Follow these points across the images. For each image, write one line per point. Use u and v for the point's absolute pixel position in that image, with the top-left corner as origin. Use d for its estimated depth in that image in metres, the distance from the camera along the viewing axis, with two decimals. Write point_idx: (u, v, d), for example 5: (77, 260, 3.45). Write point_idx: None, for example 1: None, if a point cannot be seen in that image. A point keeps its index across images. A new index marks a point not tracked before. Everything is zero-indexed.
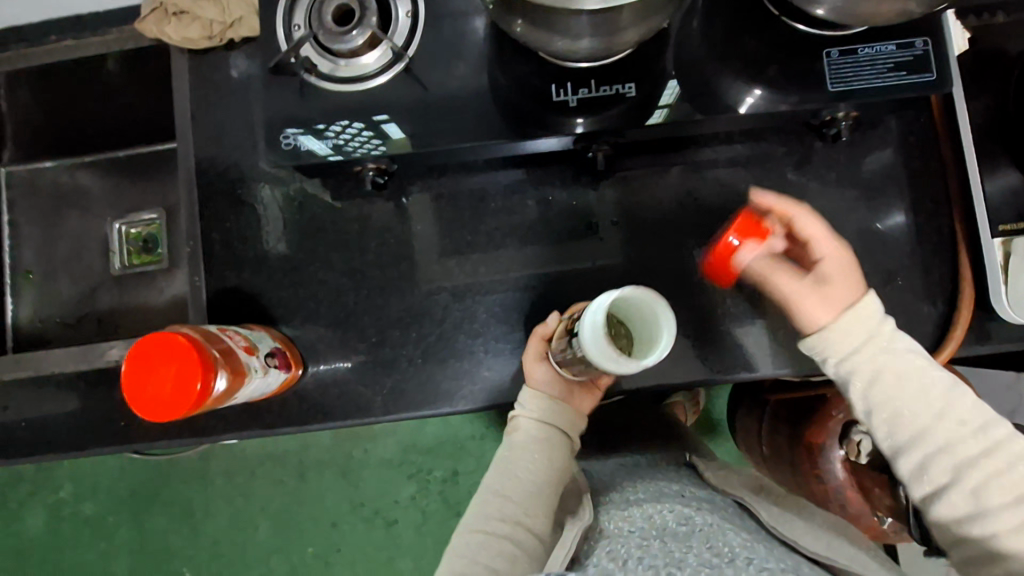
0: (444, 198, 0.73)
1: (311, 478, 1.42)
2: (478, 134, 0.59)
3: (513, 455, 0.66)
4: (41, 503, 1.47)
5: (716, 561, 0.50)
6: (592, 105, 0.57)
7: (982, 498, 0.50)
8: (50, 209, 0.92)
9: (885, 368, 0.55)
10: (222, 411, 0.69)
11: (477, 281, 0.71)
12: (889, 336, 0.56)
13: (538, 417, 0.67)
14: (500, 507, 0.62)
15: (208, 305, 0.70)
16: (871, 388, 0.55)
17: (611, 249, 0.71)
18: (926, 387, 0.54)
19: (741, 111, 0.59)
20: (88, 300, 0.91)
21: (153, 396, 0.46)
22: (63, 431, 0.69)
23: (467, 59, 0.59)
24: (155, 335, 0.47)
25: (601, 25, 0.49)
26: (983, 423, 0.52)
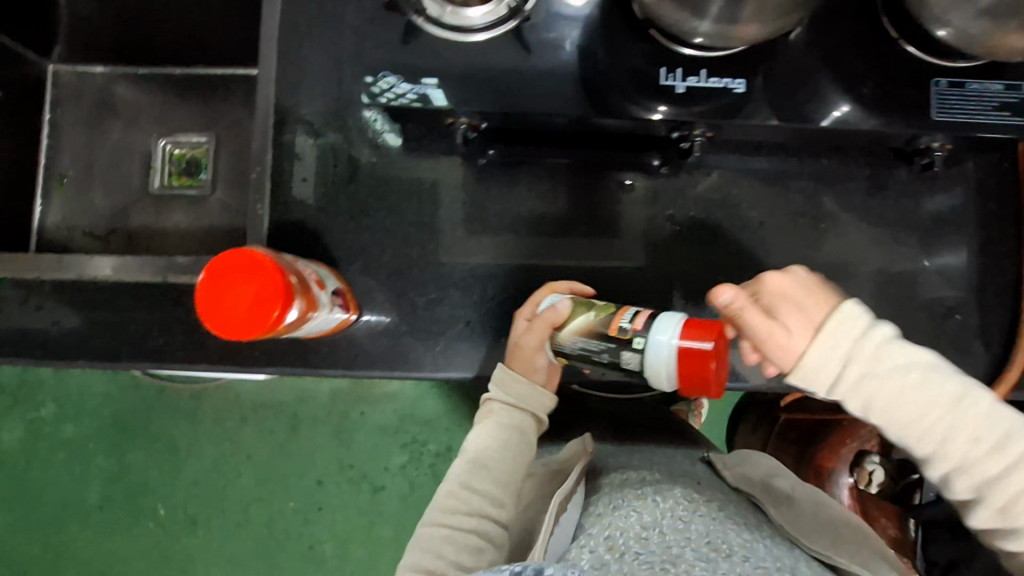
0: (524, 166, 0.73)
1: (302, 432, 1.40)
2: (578, 105, 0.59)
3: (483, 444, 0.66)
4: (19, 417, 1.42)
5: (710, 554, 0.51)
6: (697, 95, 0.57)
7: (1013, 515, 0.53)
8: (95, 115, 0.89)
9: (888, 389, 0.53)
10: (263, 344, 0.67)
11: (546, 254, 0.72)
12: (881, 350, 0.53)
13: (515, 403, 0.68)
14: (467, 502, 0.63)
15: (269, 234, 0.69)
16: (880, 412, 0.54)
17: (683, 242, 0.72)
18: (933, 404, 0.53)
19: (826, 123, 0.59)
20: (122, 214, 0.88)
21: (228, 314, 0.45)
22: (93, 341, 0.67)
23: (579, 29, 0.59)
24: (232, 253, 0.46)
25: (729, 11, 0.48)
26: (1000, 438, 0.53)
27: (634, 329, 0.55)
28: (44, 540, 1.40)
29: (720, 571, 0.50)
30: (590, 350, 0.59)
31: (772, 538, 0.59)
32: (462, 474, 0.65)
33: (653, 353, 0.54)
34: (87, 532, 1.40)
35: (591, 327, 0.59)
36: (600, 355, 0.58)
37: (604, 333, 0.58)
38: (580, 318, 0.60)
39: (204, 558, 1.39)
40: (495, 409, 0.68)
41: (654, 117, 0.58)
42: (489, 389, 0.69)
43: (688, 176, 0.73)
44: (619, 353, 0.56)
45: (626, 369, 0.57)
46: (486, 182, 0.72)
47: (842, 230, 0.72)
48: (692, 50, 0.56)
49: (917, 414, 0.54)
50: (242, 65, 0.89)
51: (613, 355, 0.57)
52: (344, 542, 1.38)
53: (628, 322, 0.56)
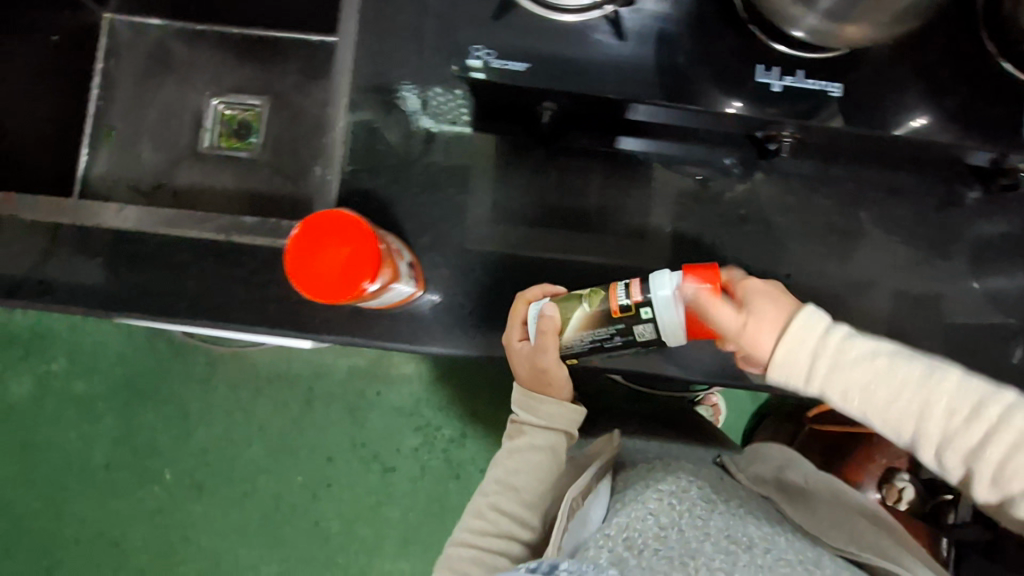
0: (599, 156, 0.72)
1: (317, 407, 1.39)
2: (666, 90, 0.58)
3: (514, 466, 0.71)
4: (29, 370, 1.40)
5: (730, 546, 0.53)
6: (793, 96, 0.57)
7: (1006, 485, 0.50)
8: (148, 69, 0.88)
9: (860, 375, 0.52)
10: (323, 311, 0.65)
11: (613, 243, 0.71)
12: (843, 343, 0.53)
13: (544, 422, 0.72)
14: (495, 524, 0.68)
15: (336, 202, 0.68)
16: (858, 401, 0.53)
17: (755, 242, 0.72)
18: (903, 382, 0.52)
19: (900, 132, 0.58)
20: (169, 170, 0.86)
21: (319, 272, 0.45)
22: (142, 294, 0.64)
23: (675, 18, 0.59)
24: (327, 213, 0.46)
25: (842, 7, 0.46)
26: (974, 405, 0.51)
27: (636, 302, 0.54)
28: (45, 497, 1.37)
29: (741, 563, 0.52)
30: (599, 338, 0.58)
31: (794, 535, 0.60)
32: (492, 495, 0.70)
33: (667, 316, 0.53)
34: (90, 492, 1.37)
35: (590, 319, 0.58)
36: (611, 339, 0.57)
37: (608, 318, 0.57)
38: (577, 313, 0.58)
39: (207, 527, 1.36)
40: (526, 429, 0.73)
41: (728, 109, 0.57)
42: (518, 409, 0.73)
43: (762, 177, 0.72)
44: (630, 330, 0.55)
45: (641, 341, 0.56)
46: (556, 169, 0.72)
47: (909, 245, 0.72)
48: (788, 48, 0.57)
49: (890, 397, 0.52)
50: (303, 31, 0.88)
51: (626, 335, 0.56)
52: (351, 521, 1.36)
53: (626, 296, 0.55)
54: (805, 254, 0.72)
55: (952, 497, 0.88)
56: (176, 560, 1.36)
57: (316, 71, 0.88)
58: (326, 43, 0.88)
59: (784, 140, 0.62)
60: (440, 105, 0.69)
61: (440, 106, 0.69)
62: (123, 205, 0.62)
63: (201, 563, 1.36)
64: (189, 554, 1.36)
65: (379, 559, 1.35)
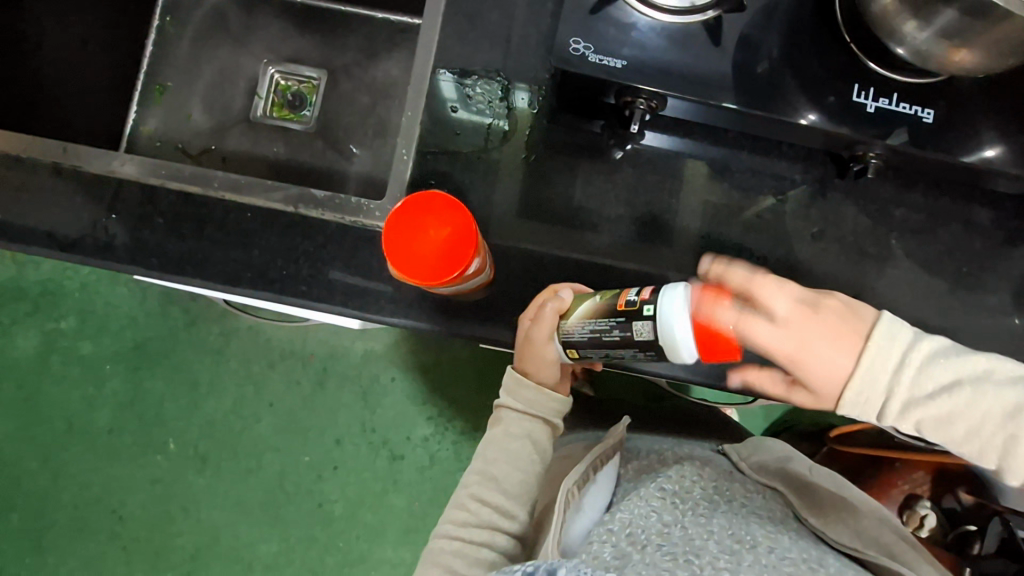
0: (681, 153, 0.69)
1: (329, 389, 1.35)
2: (753, 98, 0.59)
3: (493, 455, 0.68)
4: (36, 326, 1.36)
5: (733, 546, 0.52)
6: (885, 118, 0.58)
7: None
8: (206, 32, 0.86)
9: (942, 409, 0.52)
10: (387, 291, 0.63)
11: (690, 245, 0.68)
12: (923, 371, 0.52)
13: (522, 408, 0.68)
14: (478, 513, 0.65)
15: (408, 183, 0.66)
16: (938, 432, 0.53)
17: (830, 261, 0.68)
18: (985, 413, 0.52)
19: (977, 161, 0.59)
20: (219, 134, 0.84)
21: (418, 252, 0.51)
22: (201, 258, 0.63)
23: (769, 29, 0.59)
24: (432, 199, 0.52)
25: (953, 28, 0.47)
26: None
27: (642, 299, 0.50)
28: (43, 457, 1.34)
29: (745, 561, 0.50)
30: (600, 331, 0.54)
31: (800, 534, 0.59)
32: (472, 485, 0.67)
33: (668, 315, 0.48)
34: (91, 456, 1.34)
35: (599, 308, 0.54)
36: (611, 333, 0.53)
37: (614, 310, 0.52)
38: (585, 302, 0.56)
39: (207, 500, 1.34)
40: (504, 416, 0.69)
41: (802, 121, 0.59)
42: (499, 396, 0.70)
43: (836, 198, 0.69)
44: (630, 325, 0.51)
45: (641, 341, 0.51)
46: (621, 176, 0.69)
47: (1004, 273, 0.68)
48: (885, 69, 0.57)
49: (973, 428, 0.53)
50: (367, 6, 0.86)
51: (625, 330, 0.52)
52: (354, 505, 1.33)
53: (636, 294, 0.51)
54: (891, 274, 0.68)
55: (977, 528, 0.92)
56: (173, 530, 1.33)
57: (376, 48, 0.86)
58: (389, 20, 0.86)
59: (870, 162, 0.63)
60: (476, 94, 0.69)
61: (475, 98, 0.69)
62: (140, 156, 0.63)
63: (198, 537, 1.33)
64: (187, 527, 1.33)
65: (379, 546, 1.32)
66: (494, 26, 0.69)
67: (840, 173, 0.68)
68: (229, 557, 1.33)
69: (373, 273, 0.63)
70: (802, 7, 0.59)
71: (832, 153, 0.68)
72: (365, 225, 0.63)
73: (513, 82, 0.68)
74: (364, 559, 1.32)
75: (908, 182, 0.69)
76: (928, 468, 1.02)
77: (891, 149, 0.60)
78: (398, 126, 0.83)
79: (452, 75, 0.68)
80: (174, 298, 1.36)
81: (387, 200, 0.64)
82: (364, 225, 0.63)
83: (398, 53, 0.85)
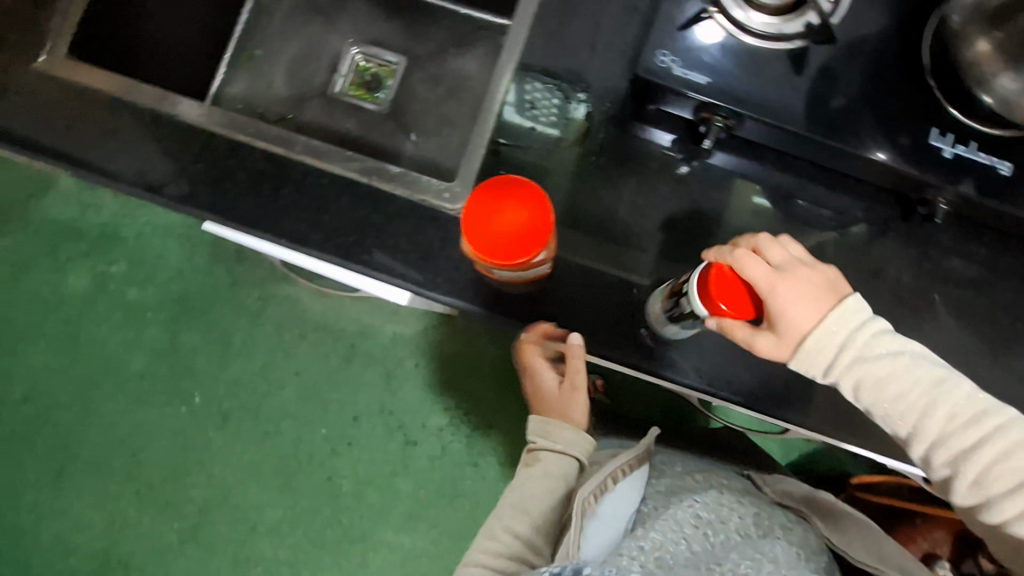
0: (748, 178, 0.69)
1: (355, 365, 1.37)
2: (829, 128, 0.60)
3: (527, 491, 0.71)
4: (89, 266, 1.41)
5: (756, 559, 0.58)
6: (961, 165, 0.59)
7: (986, 489, 0.55)
8: (300, 10, 0.91)
9: (883, 369, 0.56)
10: (445, 270, 0.65)
11: None
12: (873, 337, 0.57)
13: (560, 448, 0.73)
14: (508, 546, 0.67)
15: (476, 170, 0.68)
16: (875, 392, 0.57)
17: (890, 300, 0.67)
18: (919, 382, 0.56)
19: None
20: (298, 105, 0.88)
21: (494, 233, 0.53)
22: (274, 215, 0.66)
23: (853, 64, 0.60)
24: (513, 181, 0.55)
25: None
26: (976, 414, 0.56)
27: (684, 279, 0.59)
28: (76, 392, 1.39)
29: None
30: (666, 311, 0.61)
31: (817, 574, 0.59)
32: (505, 518, 0.70)
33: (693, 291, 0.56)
34: (121, 398, 1.39)
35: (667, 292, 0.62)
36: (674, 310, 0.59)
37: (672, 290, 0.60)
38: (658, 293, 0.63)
39: (223, 457, 1.37)
40: (541, 457, 0.73)
41: (871, 157, 0.60)
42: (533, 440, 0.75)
43: (899, 239, 0.68)
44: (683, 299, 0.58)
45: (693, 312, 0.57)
46: (689, 189, 0.68)
47: None
48: (966, 118, 0.58)
49: (904, 392, 0.56)
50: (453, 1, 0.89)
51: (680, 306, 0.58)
52: (363, 483, 1.35)
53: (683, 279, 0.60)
54: (947, 321, 0.67)
55: None
56: (187, 481, 1.37)
57: (457, 41, 0.89)
58: (472, 16, 0.89)
59: (937, 208, 0.64)
60: (529, 102, 0.70)
61: (527, 101, 0.70)
62: (203, 105, 0.69)
63: (209, 492, 1.37)
64: (201, 480, 1.37)
65: (381, 527, 1.34)
66: (580, 30, 0.70)
67: (904, 216, 0.68)
68: (235, 516, 1.36)
69: (433, 252, 0.65)
70: (891, 46, 0.60)
71: (897, 194, 0.68)
72: (431, 204, 0.66)
73: (574, 91, 0.69)
74: (365, 538, 1.34)
75: (972, 234, 0.68)
76: (948, 528, 0.99)
77: (962, 196, 0.60)
78: (467, 118, 0.86)
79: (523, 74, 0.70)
80: (221, 257, 1.40)
81: (456, 184, 0.67)
82: (431, 204, 0.66)
83: (477, 49, 0.88)
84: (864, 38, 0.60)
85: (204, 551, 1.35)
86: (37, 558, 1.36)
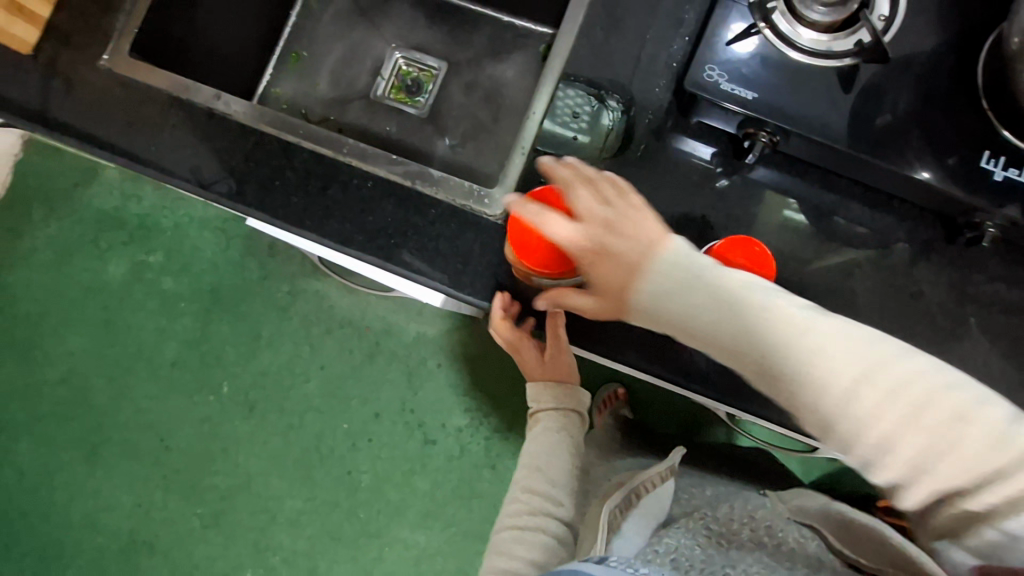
0: (788, 194, 0.68)
1: (379, 362, 1.39)
2: (875, 146, 0.59)
3: (537, 450, 0.79)
4: (128, 255, 1.46)
5: (772, 562, 0.57)
6: (1012, 188, 0.58)
7: (886, 453, 0.50)
8: (346, 14, 0.93)
9: (727, 321, 0.52)
10: (482, 276, 0.66)
11: (785, 282, 0.67)
12: (711, 286, 0.52)
13: (554, 406, 0.82)
14: (530, 502, 0.75)
15: (515, 177, 0.69)
16: (732, 352, 0.53)
17: (930, 323, 0.66)
18: (774, 331, 0.51)
19: None
20: (340, 106, 0.90)
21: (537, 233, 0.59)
22: (321, 216, 0.68)
23: (905, 82, 0.59)
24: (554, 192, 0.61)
25: None
26: (857, 365, 0.50)
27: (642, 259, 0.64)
28: (110, 376, 1.44)
29: None
30: None
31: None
32: (523, 479, 0.78)
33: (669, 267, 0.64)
34: (153, 383, 1.43)
35: None
36: None
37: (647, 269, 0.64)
38: None
39: (247, 447, 1.40)
40: (541, 417, 0.82)
41: (917, 176, 0.59)
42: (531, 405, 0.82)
43: (942, 262, 0.67)
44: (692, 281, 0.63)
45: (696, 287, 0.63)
46: (728, 203, 0.68)
47: None
48: (1019, 140, 0.57)
49: (760, 346, 0.51)
50: (495, 8, 0.90)
51: None
52: (381, 479, 1.37)
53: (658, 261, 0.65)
54: (990, 349, 0.65)
55: None
56: (211, 468, 1.40)
57: (497, 48, 0.90)
58: (514, 23, 0.90)
59: (986, 231, 0.62)
60: (564, 107, 0.71)
61: (563, 107, 0.72)
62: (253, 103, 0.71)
63: (233, 479, 1.40)
64: (225, 468, 1.40)
65: (397, 524, 1.36)
66: (624, 41, 0.71)
67: (949, 239, 0.67)
68: (256, 504, 1.39)
69: (470, 256, 0.66)
70: (944, 66, 0.59)
71: (942, 215, 0.67)
72: (472, 209, 0.67)
73: (607, 97, 0.70)
74: (381, 533, 1.36)
75: (1018, 260, 0.67)
76: None
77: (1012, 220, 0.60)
78: (506, 125, 0.86)
79: (561, 82, 0.71)
80: (254, 251, 1.44)
81: (496, 190, 0.68)
82: (471, 209, 0.67)
83: (517, 56, 0.89)
84: (916, 56, 0.59)
85: (224, 537, 1.39)
86: (67, 535, 1.41)
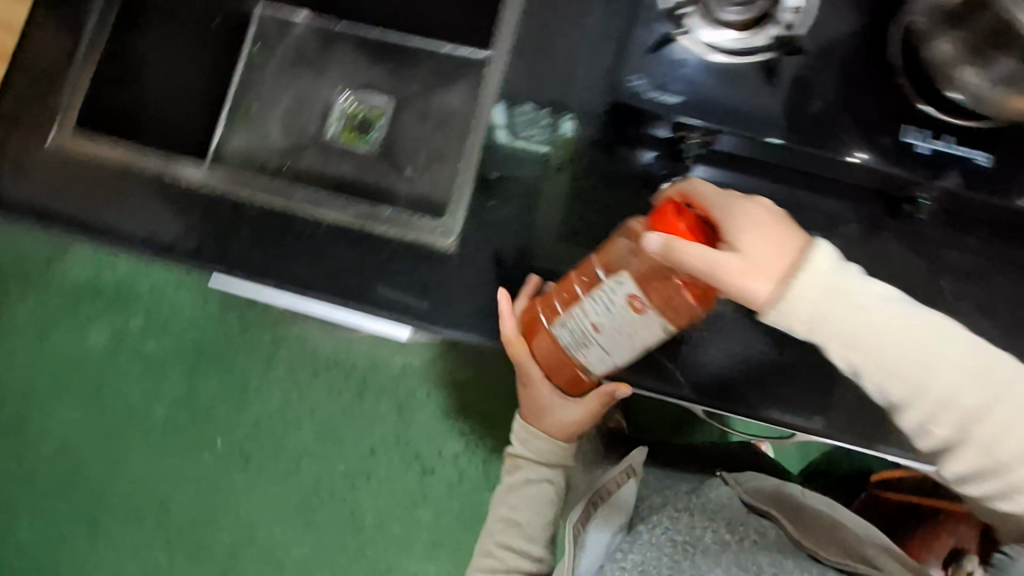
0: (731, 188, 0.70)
1: (368, 399, 1.39)
2: (802, 133, 0.61)
3: (514, 502, 0.78)
4: (108, 322, 1.46)
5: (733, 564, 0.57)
6: (940, 159, 0.59)
7: (940, 417, 0.55)
8: (290, 64, 0.95)
9: (848, 315, 0.53)
10: (442, 305, 0.67)
11: None
12: (840, 284, 0.53)
13: (541, 461, 0.77)
14: (503, 559, 0.76)
15: (464, 204, 0.70)
16: (843, 342, 0.54)
17: None
18: (879, 319, 0.53)
19: None
20: (293, 154, 0.92)
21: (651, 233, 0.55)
22: (277, 266, 0.68)
23: (824, 71, 0.62)
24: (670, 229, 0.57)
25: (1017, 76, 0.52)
26: (940, 343, 0.54)
27: None
28: (102, 446, 1.42)
29: None
30: None
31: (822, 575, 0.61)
32: (498, 531, 0.78)
33: None
34: (146, 448, 1.42)
35: None
36: None
37: None
38: None
39: (248, 499, 1.39)
40: (522, 465, 0.78)
41: (847, 158, 0.61)
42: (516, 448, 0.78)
43: (888, 237, 0.68)
44: None
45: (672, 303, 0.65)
46: None
47: None
48: (938, 112, 0.59)
49: (865, 331, 0.53)
50: (432, 40, 0.92)
51: None
52: (384, 515, 1.36)
53: None
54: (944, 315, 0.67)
55: None
56: (214, 526, 1.39)
57: (439, 78, 0.91)
58: (452, 53, 0.92)
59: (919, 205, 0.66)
60: (523, 121, 0.72)
61: (521, 121, 0.73)
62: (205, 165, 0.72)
63: (236, 535, 1.38)
64: (227, 523, 1.39)
65: (406, 559, 1.34)
66: (554, 59, 0.73)
67: (893, 214, 0.68)
68: (262, 557, 1.37)
69: (428, 288, 0.68)
70: (858, 51, 0.62)
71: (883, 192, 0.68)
72: (425, 242, 0.69)
73: (545, 116, 0.72)
74: (390, 570, 1.34)
75: (961, 226, 0.68)
76: None
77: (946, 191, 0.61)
78: (456, 152, 0.87)
79: (502, 103, 0.73)
80: (231, 304, 1.44)
81: (446, 220, 0.70)
82: (424, 241, 0.69)
83: (458, 83, 0.90)
84: (830, 43, 0.62)
85: None
86: None
